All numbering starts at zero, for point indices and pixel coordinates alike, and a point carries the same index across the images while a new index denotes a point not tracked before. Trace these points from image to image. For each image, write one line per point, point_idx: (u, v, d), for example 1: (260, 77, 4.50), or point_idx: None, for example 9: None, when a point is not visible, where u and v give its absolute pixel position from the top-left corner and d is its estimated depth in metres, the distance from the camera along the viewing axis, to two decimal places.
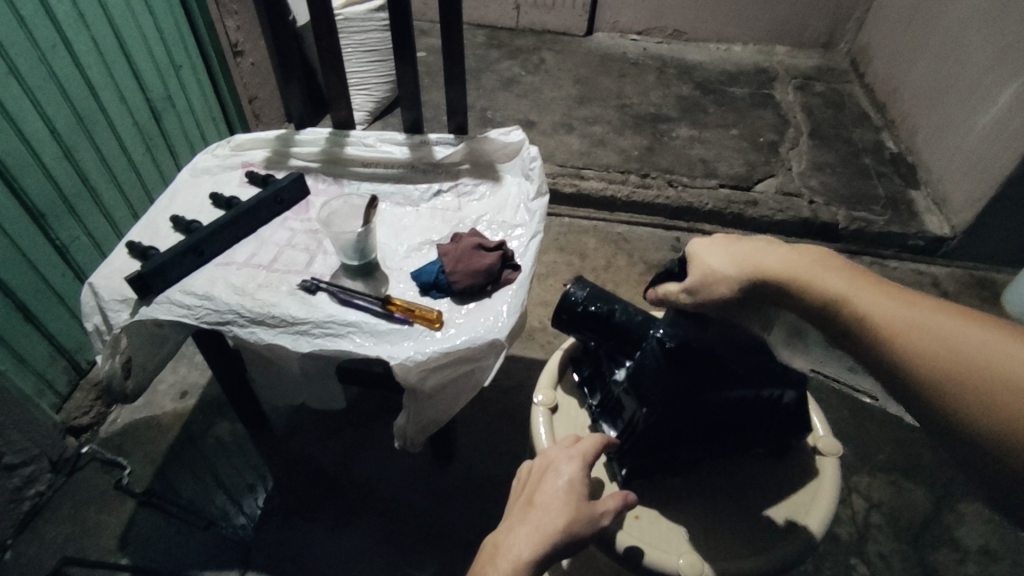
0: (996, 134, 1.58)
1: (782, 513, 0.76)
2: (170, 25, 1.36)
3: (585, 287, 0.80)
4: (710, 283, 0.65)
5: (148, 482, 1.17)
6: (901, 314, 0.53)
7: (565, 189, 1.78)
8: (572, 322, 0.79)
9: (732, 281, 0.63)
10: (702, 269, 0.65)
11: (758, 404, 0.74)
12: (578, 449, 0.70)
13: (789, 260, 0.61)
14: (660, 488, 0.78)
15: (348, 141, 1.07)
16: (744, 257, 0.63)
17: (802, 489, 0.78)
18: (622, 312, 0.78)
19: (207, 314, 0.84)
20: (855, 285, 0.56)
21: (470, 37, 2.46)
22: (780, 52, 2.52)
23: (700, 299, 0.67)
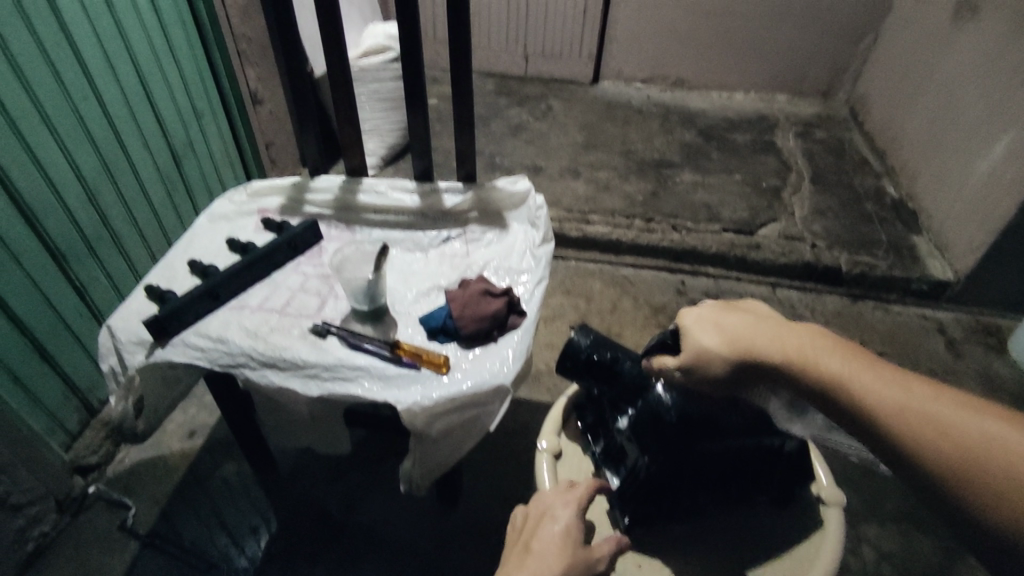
0: (995, 182, 1.61)
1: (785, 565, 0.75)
2: (194, 76, 1.44)
3: (589, 334, 0.82)
4: (706, 359, 0.68)
5: (152, 524, 1.17)
6: (894, 394, 0.56)
7: (571, 232, 1.81)
8: (576, 368, 0.81)
9: (727, 360, 0.66)
10: (697, 346, 0.68)
11: (760, 453, 0.75)
12: (573, 494, 0.71)
13: (781, 339, 0.64)
14: (662, 535, 0.78)
15: (360, 189, 1.13)
16: (739, 335, 0.66)
17: (806, 541, 0.77)
18: (627, 362, 0.80)
19: (219, 357, 0.87)
20: (850, 364, 0.59)
21: (480, 85, 2.55)
22: (781, 100, 2.59)
23: (697, 375, 0.69)
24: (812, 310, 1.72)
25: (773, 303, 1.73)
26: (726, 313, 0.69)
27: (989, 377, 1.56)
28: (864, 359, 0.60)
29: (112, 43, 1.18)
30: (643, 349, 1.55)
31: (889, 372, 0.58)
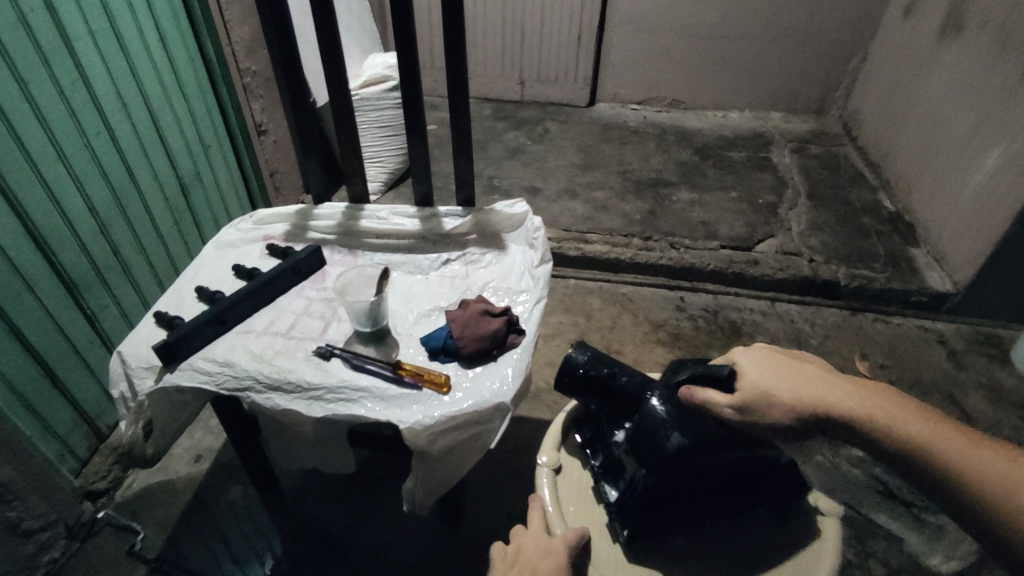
0: (987, 193, 1.63)
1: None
2: (202, 110, 1.49)
3: (587, 351, 0.85)
4: (771, 407, 0.67)
5: (159, 548, 1.17)
6: (962, 453, 0.59)
7: (570, 252, 1.84)
8: (574, 383, 0.84)
9: (789, 407, 0.66)
10: (755, 390, 0.68)
11: (758, 464, 0.75)
12: (554, 546, 0.74)
13: (839, 388, 0.66)
14: (664, 549, 0.79)
15: (363, 215, 1.17)
16: (800, 385, 0.67)
17: (805, 552, 0.77)
18: (624, 377, 0.83)
19: (226, 380, 0.89)
20: (912, 418, 0.62)
21: (479, 110, 2.61)
22: (775, 118, 2.63)
23: (750, 416, 0.68)
24: (812, 324, 1.73)
25: (772, 317, 1.74)
26: (777, 361, 0.70)
27: (994, 386, 1.56)
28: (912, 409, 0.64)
29: (124, 81, 1.23)
30: (643, 366, 1.56)
31: (935, 418, 0.62)
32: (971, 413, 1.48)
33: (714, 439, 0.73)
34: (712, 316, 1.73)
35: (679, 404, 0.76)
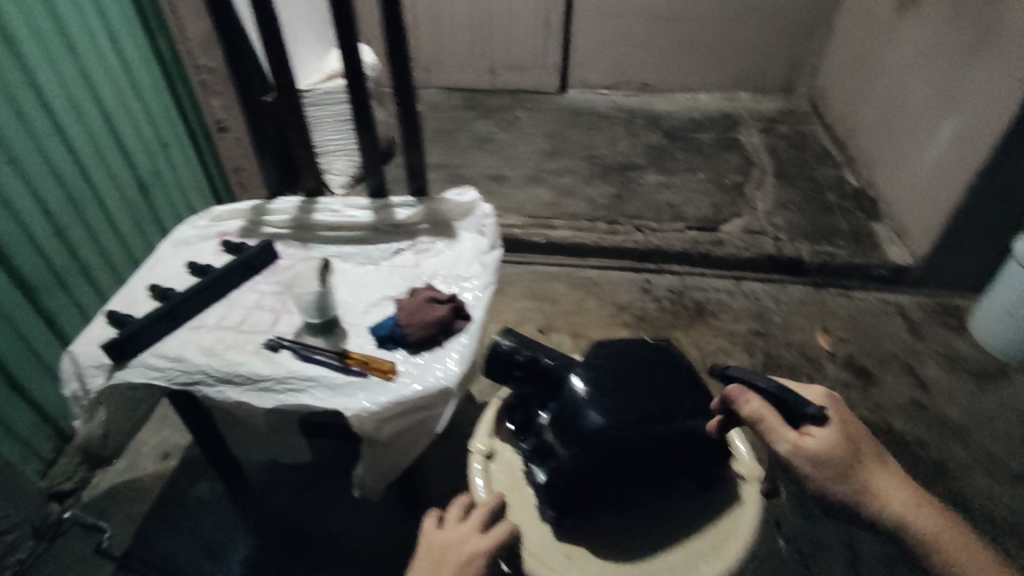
0: (942, 165, 1.66)
1: (706, 538, 0.81)
2: (159, 109, 1.49)
3: (512, 338, 0.89)
4: (824, 465, 0.71)
5: (126, 544, 1.19)
6: (948, 543, 0.70)
7: (536, 239, 1.86)
8: (499, 367, 0.88)
9: (837, 459, 0.71)
10: (818, 437, 0.71)
11: (682, 440, 0.78)
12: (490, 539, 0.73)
13: (885, 479, 0.72)
14: (592, 527, 0.82)
15: (316, 209, 1.18)
16: (857, 463, 0.72)
17: (726, 515, 0.83)
18: (548, 359, 0.87)
19: (178, 376, 0.90)
20: (920, 504, 0.72)
21: (448, 100, 2.61)
22: (743, 98, 2.64)
23: (801, 454, 0.72)
24: (776, 300, 1.75)
25: (737, 296, 1.76)
26: (850, 428, 0.73)
27: (951, 355, 1.59)
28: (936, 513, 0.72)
29: (75, 82, 1.23)
30: None
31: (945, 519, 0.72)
32: (926, 382, 1.52)
33: (627, 416, 0.76)
34: (677, 297, 1.76)
35: (595, 383, 0.79)
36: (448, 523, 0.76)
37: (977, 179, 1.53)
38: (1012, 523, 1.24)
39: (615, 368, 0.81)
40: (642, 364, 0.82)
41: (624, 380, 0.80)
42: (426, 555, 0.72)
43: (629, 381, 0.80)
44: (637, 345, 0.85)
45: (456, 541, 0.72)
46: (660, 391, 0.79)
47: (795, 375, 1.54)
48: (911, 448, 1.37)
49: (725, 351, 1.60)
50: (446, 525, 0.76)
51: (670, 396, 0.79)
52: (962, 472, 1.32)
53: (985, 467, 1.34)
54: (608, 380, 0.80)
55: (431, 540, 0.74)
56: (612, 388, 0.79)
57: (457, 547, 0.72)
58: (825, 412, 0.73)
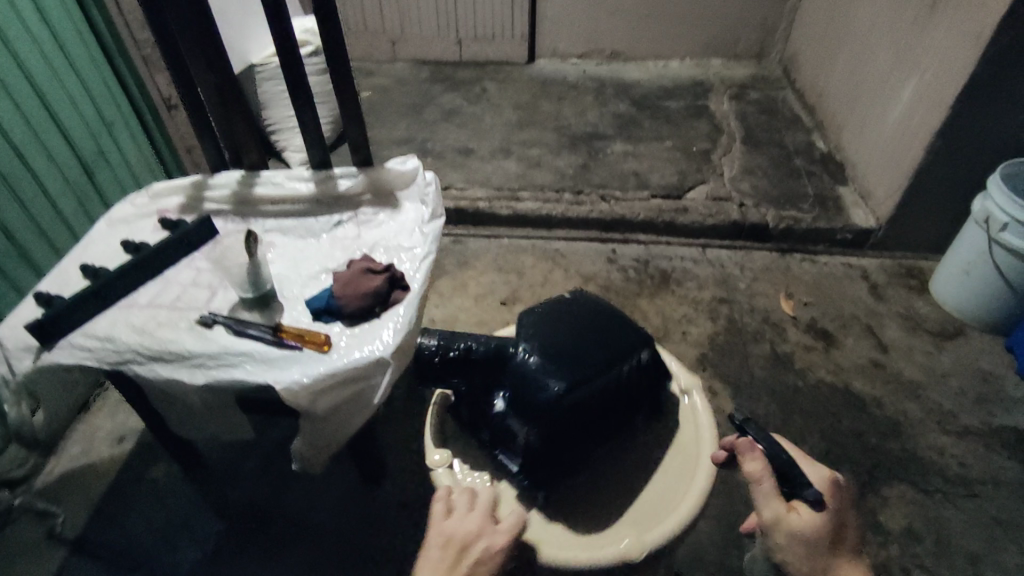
0: (905, 125, 1.64)
1: (677, 454, 0.89)
2: (99, 85, 1.43)
3: (435, 337, 0.92)
4: (795, 545, 0.69)
5: (80, 529, 1.20)
6: None
7: (501, 211, 1.84)
8: (439, 364, 0.90)
9: (809, 538, 0.69)
10: (801, 514, 0.70)
11: (630, 380, 0.84)
12: (502, 528, 0.74)
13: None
14: (571, 491, 0.86)
15: (258, 182, 1.14)
16: (833, 557, 0.70)
17: (684, 429, 0.91)
18: (472, 344, 0.89)
19: (108, 355, 0.88)
20: None
21: (415, 74, 2.54)
22: (716, 65, 2.59)
23: (778, 523, 0.70)
24: (741, 267, 1.74)
25: (703, 264, 1.75)
26: (841, 521, 0.71)
27: (911, 316, 1.60)
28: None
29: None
30: None
31: None
32: (886, 343, 1.53)
33: (580, 378, 0.81)
34: (643, 266, 1.74)
35: (539, 351, 0.84)
36: (460, 515, 0.76)
37: (937, 137, 1.51)
38: (963, 477, 1.26)
39: (548, 332, 0.86)
40: (572, 323, 0.88)
41: (561, 344, 0.85)
42: (444, 550, 0.72)
43: (566, 342, 0.85)
44: (556, 307, 0.91)
45: (473, 535, 0.73)
46: (597, 346, 0.85)
47: (757, 340, 1.54)
48: (867, 408, 1.38)
49: (688, 318, 1.60)
50: (457, 515, 0.76)
51: (608, 347, 0.85)
52: (917, 430, 1.34)
53: (939, 423, 1.35)
54: (549, 346, 0.85)
55: (444, 532, 0.74)
56: (554, 352, 0.84)
57: (474, 542, 0.73)
58: (824, 499, 0.71)
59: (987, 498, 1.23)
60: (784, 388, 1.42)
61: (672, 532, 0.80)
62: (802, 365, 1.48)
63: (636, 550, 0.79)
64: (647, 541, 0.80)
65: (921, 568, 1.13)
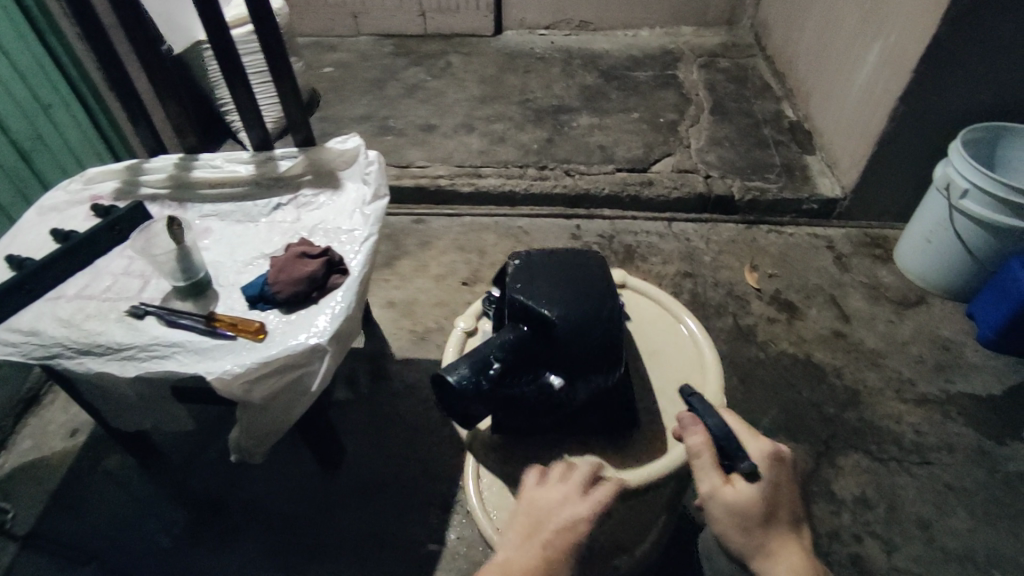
0: (869, 92, 1.62)
1: (655, 326, 1.03)
2: (30, 64, 1.34)
3: (463, 368, 0.78)
4: (732, 519, 0.69)
5: (32, 524, 1.18)
6: None
7: (463, 189, 1.80)
8: (491, 390, 0.78)
9: (744, 509, 0.68)
10: (736, 485, 0.70)
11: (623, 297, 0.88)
12: (587, 501, 0.70)
13: (793, 554, 0.68)
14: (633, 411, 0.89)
15: (195, 165, 1.10)
16: (770, 533, 0.68)
17: (643, 307, 1.06)
18: (498, 357, 0.78)
19: (33, 350, 0.84)
20: None
21: (377, 48, 2.46)
22: (686, 32, 2.52)
23: (714, 495, 0.70)
24: (706, 240, 1.73)
25: (668, 238, 1.74)
26: (780, 494, 0.70)
27: (873, 285, 1.60)
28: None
29: None
30: None
31: None
32: (848, 313, 1.53)
33: (606, 312, 0.81)
34: (608, 242, 1.72)
35: (557, 309, 0.79)
36: (549, 486, 0.73)
37: (898, 104, 1.49)
38: (918, 444, 1.27)
39: (541, 288, 0.81)
40: (547, 273, 0.83)
41: (566, 295, 0.81)
42: (525, 520, 0.71)
43: (567, 289, 0.81)
44: (527, 262, 0.85)
45: (556, 508, 0.70)
46: (587, 282, 0.83)
47: (720, 314, 1.53)
48: (827, 378, 1.39)
49: None
50: (547, 485, 0.73)
51: (595, 277, 0.84)
52: (875, 398, 1.35)
53: (896, 392, 1.36)
54: (553, 297, 0.81)
55: (531, 501, 0.72)
56: (567, 304, 0.80)
57: (556, 515, 0.70)
58: (759, 470, 0.70)
59: (940, 464, 1.24)
60: (744, 361, 1.43)
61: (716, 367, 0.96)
62: (765, 337, 1.48)
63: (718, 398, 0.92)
64: (712, 382, 0.94)
65: (872, 534, 1.15)
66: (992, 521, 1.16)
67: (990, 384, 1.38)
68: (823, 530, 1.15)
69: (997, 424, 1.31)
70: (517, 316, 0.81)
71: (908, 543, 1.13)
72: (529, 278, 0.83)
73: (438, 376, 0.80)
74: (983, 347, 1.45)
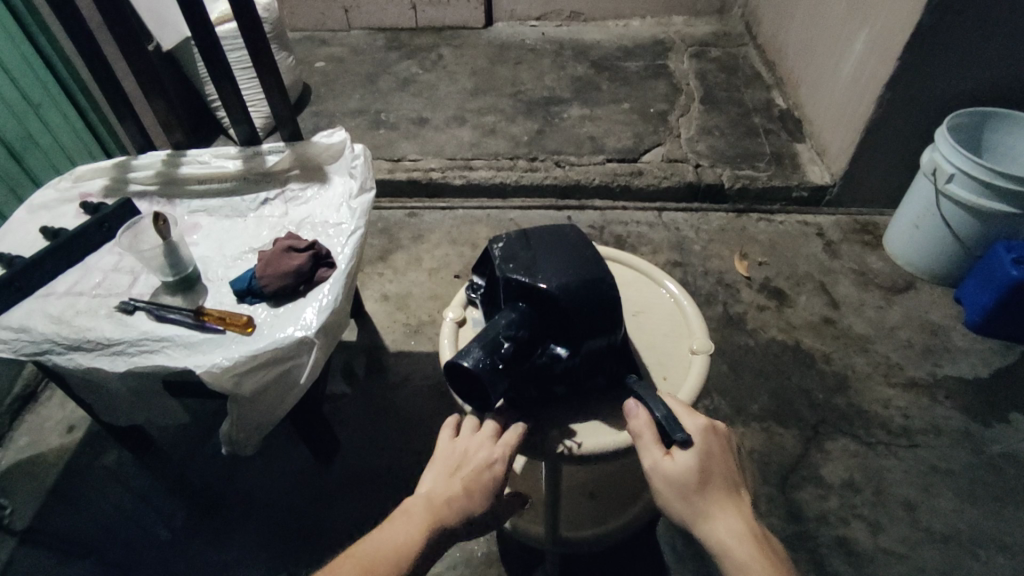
0: (857, 79, 1.62)
1: (632, 285, 1.00)
2: (18, 64, 1.33)
3: (472, 352, 0.71)
4: (671, 490, 0.66)
5: (30, 519, 1.19)
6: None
7: (454, 181, 1.80)
8: (506, 369, 0.72)
9: (680, 475, 0.66)
10: (674, 456, 0.68)
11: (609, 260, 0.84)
12: (499, 444, 0.71)
13: (730, 515, 0.64)
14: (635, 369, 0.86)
15: (183, 160, 1.11)
16: (707, 498, 0.65)
17: (618, 270, 1.03)
18: (507, 337, 0.72)
19: (22, 346, 0.84)
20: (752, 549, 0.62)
21: (369, 41, 2.44)
22: (678, 22, 2.50)
23: (656, 471, 0.68)
24: (696, 230, 1.74)
25: (659, 228, 1.75)
26: (716, 461, 0.67)
27: (863, 271, 1.62)
28: (777, 565, 0.61)
29: None
30: None
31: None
32: (838, 299, 1.55)
33: (603, 274, 0.77)
34: (599, 232, 1.73)
35: (554, 279, 0.74)
36: (463, 433, 0.75)
37: (885, 91, 1.50)
38: (905, 428, 1.29)
39: (531, 261, 0.76)
40: (532, 247, 0.78)
41: (557, 265, 0.76)
42: (449, 465, 0.73)
43: (557, 259, 0.76)
44: (515, 240, 0.80)
45: (472, 452, 0.72)
46: (575, 249, 0.78)
47: (709, 302, 1.55)
48: (815, 364, 1.40)
49: None
50: (464, 433, 0.75)
51: (581, 243, 0.79)
52: (862, 383, 1.36)
53: (884, 376, 1.38)
54: (548, 268, 0.76)
55: (447, 447, 0.74)
56: (562, 273, 0.75)
57: (473, 456, 0.71)
58: (692, 438, 0.68)
59: (926, 447, 1.26)
60: (734, 348, 1.44)
61: (697, 315, 0.94)
62: (754, 324, 1.49)
63: (706, 346, 0.89)
64: (700, 334, 0.91)
65: (858, 517, 1.16)
66: (976, 502, 1.17)
67: (976, 367, 1.39)
68: (810, 513, 1.17)
69: (983, 407, 1.32)
70: (512, 292, 0.76)
71: (893, 525, 1.15)
72: (515, 253, 0.78)
73: (449, 364, 0.72)
74: (970, 331, 1.47)
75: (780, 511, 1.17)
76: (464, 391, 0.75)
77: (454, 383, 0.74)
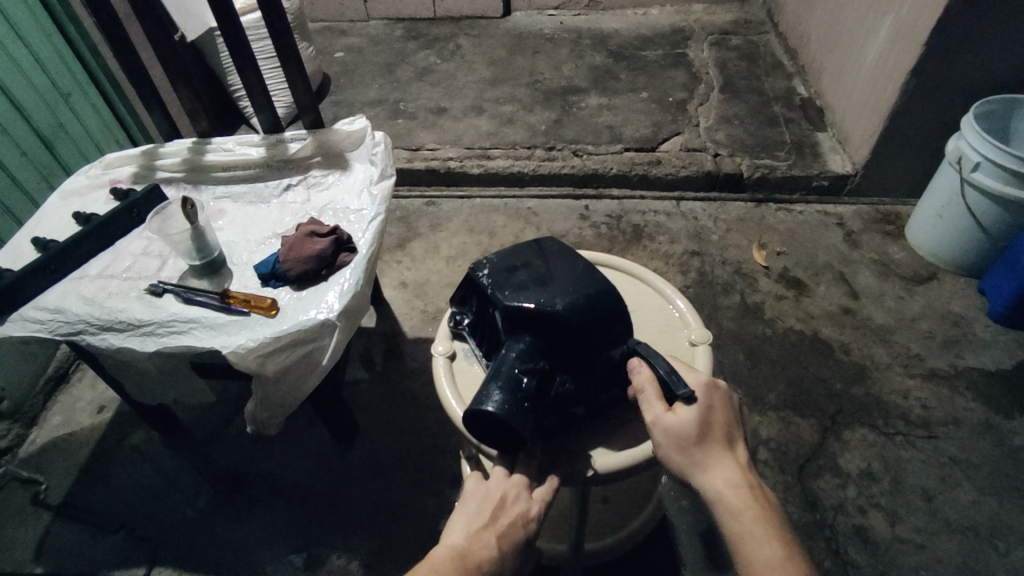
0: (881, 66, 1.59)
1: (622, 286, 1.00)
2: (50, 55, 1.37)
3: (496, 399, 0.70)
4: (671, 442, 0.68)
5: (64, 494, 1.24)
6: (755, 531, 0.62)
7: (472, 170, 1.81)
8: (531, 406, 0.71)
9: (683, 429, 0.68)
10: (677, 414, 0.69)
11: None
12: (534, 497, 0.73)
13: (727, 466, 0.66)
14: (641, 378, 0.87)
15: (208, 148, 1.14)
16: (706, 450, 0.67)
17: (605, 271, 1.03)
18: (523, 373, 0.72)
19: (59, 326, 0.88)
20: (744, 497, 0.64)
21: (388, 32, 2.45)
22: (698, 9, 2.46)
23: (661, 428, 0.69)
24: (714, 219, 1.73)
25: (676, 217, 1.74)
26: (716, 415, 0.69)
27: (884, 260, 1.60)
28: (768, 513, 0.64)
29: None
30: None
31: (771, 519, 0.64)
32: (858, 290, 1.53)
33: (601, 285, 0.78)
34: (615, 222, 1.73)
35: (559, 299, 0.75)
36: (493, 476, 0.75)
37: (908, 80, 1.47)
38: (925, 419, 1.27)
39: (528, 284, 0.77)
40: (527, 267, 0.79)
41: (555, 284, 0.77)
42: (480, 512, 0.72)
43: (558, 279, 0.77)
44: (504, 264, 0.81)
45: (507, 501, 0.72)
46: (568, 263, 0.80)
47: (727, 292, 1.54)
48: (834, 354, 1.40)
49: (659, 273, 1.59)
50: (492, 476, 0.75)
51: (573, 258, 0.81)
52: (882, 373, 1.35)
53: (904, 367, 1.36)
54: (550, 288, 0.76)
55: (478, 493, 0.74)
56: (564, 291, 0.76)
57: (508, 507, 0.72)
58: (695, 395, 0.70)
59: (946, 438, 1.24)
60: (753, 337, 1.43)
61: (689, 308, 0.95)
62: (773, 315, 1.48)
63: (702, 336, 0.90)
64: (698, 325, 0.92)
65: (876, 507, 1.16)
66: (998, 494, 1.16)
67: (1000, 358, 1.37)
68: (828, 503, 1.17)
69: (1005, 399, 1.30)
70: (514, 321, 0.76)
71: (912, 515, 1.14)
72: (507, 278, 0.79)
73: (472, 414, 0.71)
74: (994, 322, 1.44)
75: (797, 499, 1.17)
76: (486, 438, 0.73)
77: (475, 431, 0.73)
